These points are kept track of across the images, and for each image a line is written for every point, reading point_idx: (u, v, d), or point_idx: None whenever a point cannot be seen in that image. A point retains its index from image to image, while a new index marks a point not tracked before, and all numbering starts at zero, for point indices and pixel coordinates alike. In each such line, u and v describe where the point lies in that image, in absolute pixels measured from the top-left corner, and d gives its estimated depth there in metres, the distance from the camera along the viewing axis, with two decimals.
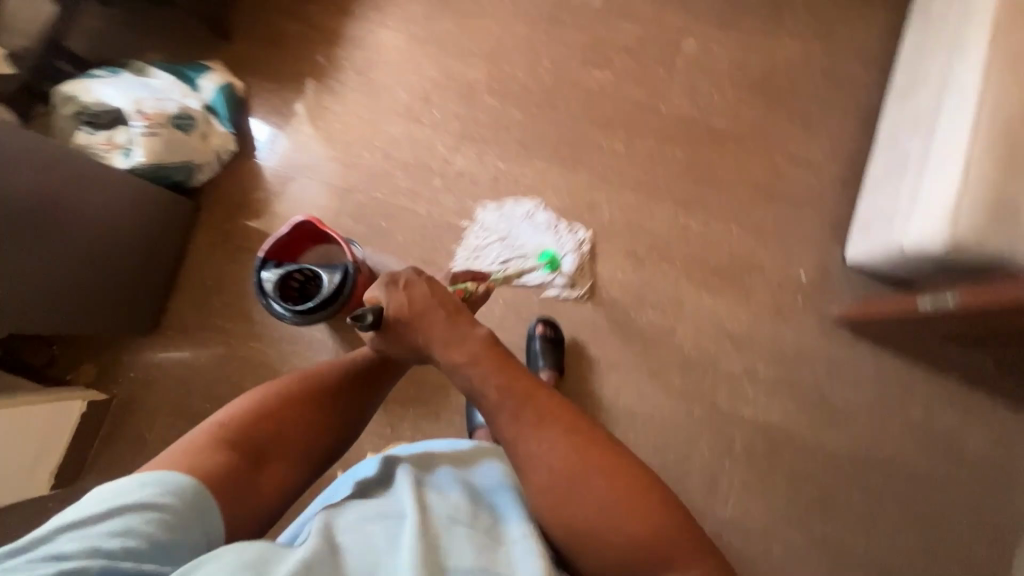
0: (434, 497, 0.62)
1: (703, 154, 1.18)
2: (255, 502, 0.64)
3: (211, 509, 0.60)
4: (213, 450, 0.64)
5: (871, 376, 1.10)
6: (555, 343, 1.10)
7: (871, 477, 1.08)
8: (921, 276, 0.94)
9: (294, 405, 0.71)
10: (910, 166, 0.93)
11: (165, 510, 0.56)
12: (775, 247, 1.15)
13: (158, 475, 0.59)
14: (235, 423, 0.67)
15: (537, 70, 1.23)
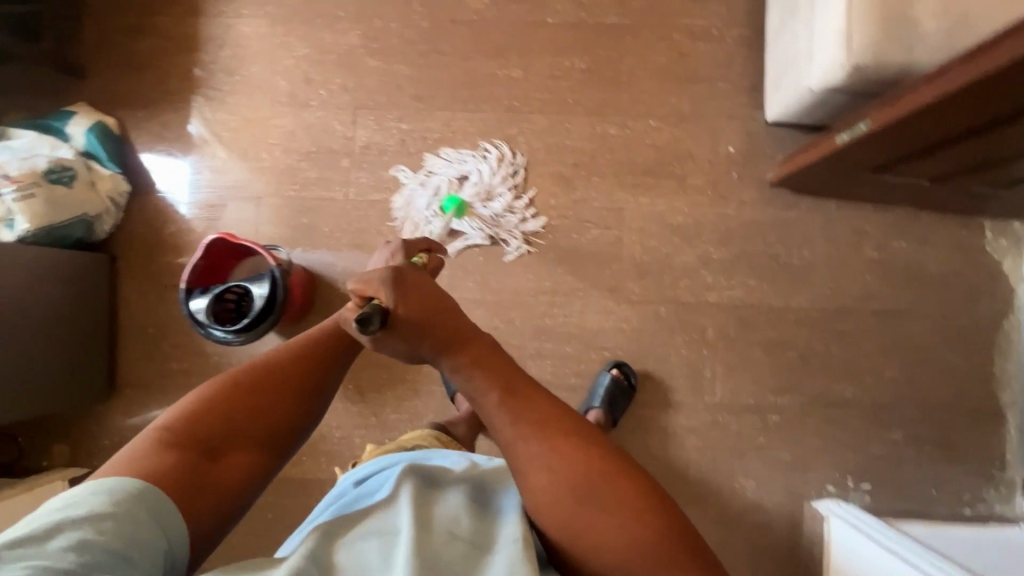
0: (439, 509, 0.59)
1: (603, 56, 1.13)
2: (210, 505, 0.59)
3: (171, 516, 0.55)
4: (158, 452, 0.58)
5: (819, 229, 1.10)
6: (625, 385, 1.08)
7: (843, 325, 1.10)
8: (839, 115, 0.93)
9: (243, 396, 0.64)
10: (800, 5, 0.89)
11: (122, 518, 0.51)
12: (697, 129, 1.12)
13: (109, 483, 0.54)
14: (183, 424, 0.61)
15: (410, 15, 1.16)
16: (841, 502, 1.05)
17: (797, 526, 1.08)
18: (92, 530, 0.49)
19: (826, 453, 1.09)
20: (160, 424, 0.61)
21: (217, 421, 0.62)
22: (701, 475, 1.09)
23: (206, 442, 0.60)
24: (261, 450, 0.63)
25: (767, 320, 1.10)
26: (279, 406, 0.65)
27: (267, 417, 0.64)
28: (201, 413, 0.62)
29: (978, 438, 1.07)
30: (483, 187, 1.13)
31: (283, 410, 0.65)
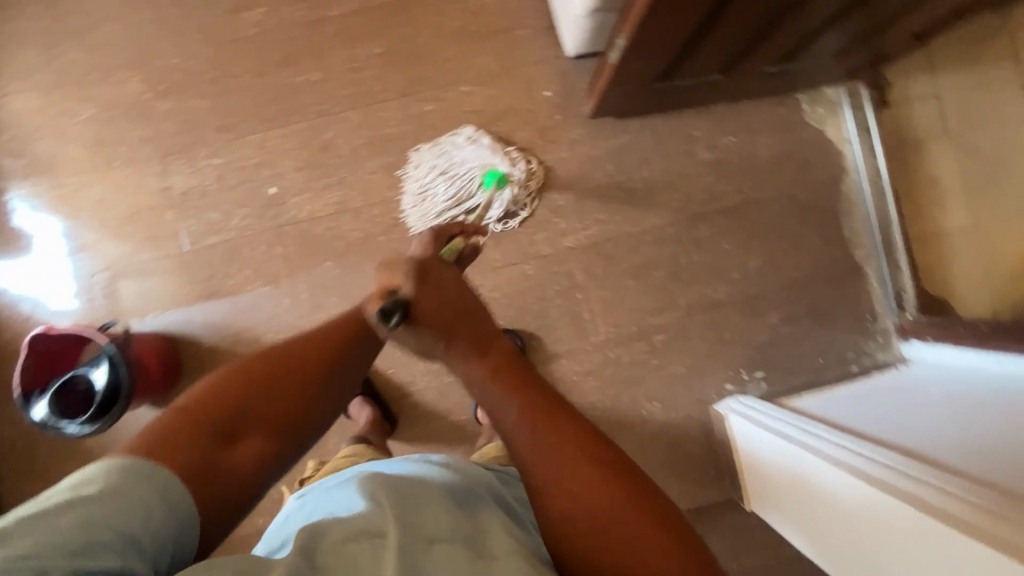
0: (422, 509, 0.53)
1: (398, 34, 1.11)
2: (215, 485, 0.53)
3: (185, 502, 0.50)
4: (161, 434, 0.53)
5: (651, 147, 1.12)
6: (517, 347, 1.09)
7: (699, 230, 1.13)
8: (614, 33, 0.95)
9: (276, 367, 0.60)
10: None
11: (138, 504, 0.46)
12: (509, 83, 1.11)
13: (125, 460, 0.49)
14: (209, 399, 0.57)
15: (189, 46, 1.10)
16: (737, 397, 1.09)
17: (709, 429, 1.12)
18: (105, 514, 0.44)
19: (717, 355, 1.12)
20: (190, 394, 0.57)
21: (259, 384, 0.58)
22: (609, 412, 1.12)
23: (231, 412, 0.56)
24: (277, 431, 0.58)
25: (628, 247, 1.12)
26: (314, 376, 0.61)
27: (296, 390, 0.60)
28: (253, 371, 0.59)
29: (846, 297, 1.13)
30: (416, 168, 1.10)
31: (313, 382, 0.61)
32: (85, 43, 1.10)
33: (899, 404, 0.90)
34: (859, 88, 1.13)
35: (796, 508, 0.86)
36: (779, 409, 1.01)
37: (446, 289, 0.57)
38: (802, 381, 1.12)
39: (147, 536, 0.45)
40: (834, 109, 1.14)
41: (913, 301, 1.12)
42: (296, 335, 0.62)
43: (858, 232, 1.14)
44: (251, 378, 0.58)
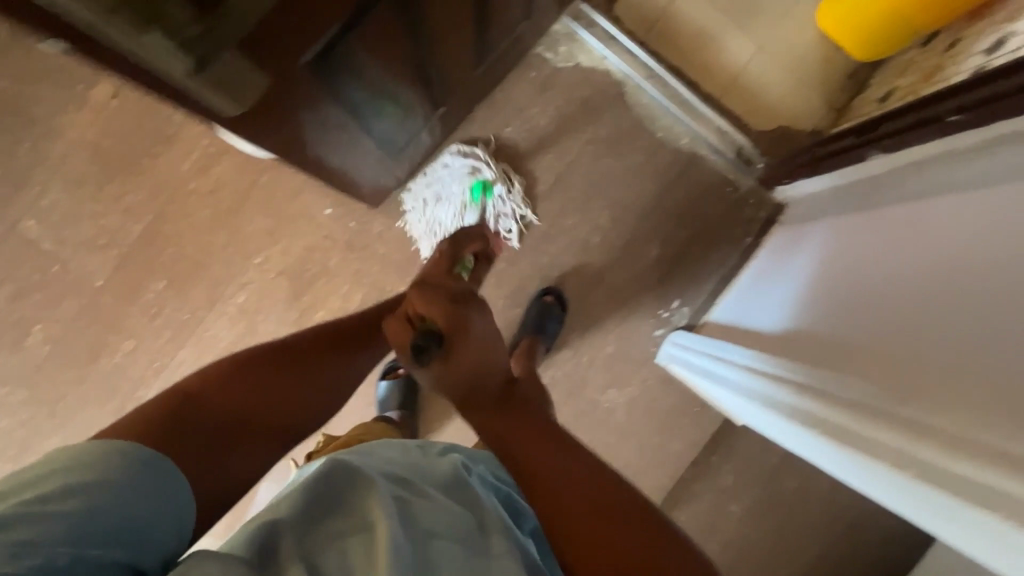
0: (423, 500, 0.45)
1: (168, 259, 1.07)
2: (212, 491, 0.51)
3: (183, 490, 0.46)
4: (178, 416, 0.51)
5: (449, 186, 1.09)
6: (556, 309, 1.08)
7: (540, 224, 1.11)
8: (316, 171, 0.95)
9: (268, 374, 0.60)
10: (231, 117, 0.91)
11: (135, 486, 0.42)
12: (290, 226, 1.07)
13: (119, 444, 0.44)
14: (214, 392, 0.56)
15: (5, 400, 1.06)
16: (670, 337, 1.08)
17: (669, 378, 1.13)
18: (99, 495, 0.40)
19: (631, 315, 1.12)
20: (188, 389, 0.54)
21: (239, 401, 0.57)
22: (579, 425, 1.13)
23: (233, 418, 0.56)
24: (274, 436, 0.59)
25: (492, 283, 1.10)
26: (302, 390, 0.63)
27: (295, 399, 0.62)
28: (231, 386, 0.57)
29: (700, 187, 1.11)
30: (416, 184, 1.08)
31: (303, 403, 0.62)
32: None
33: (811, 278, 0.81)
34: (580, 8, 1.07)
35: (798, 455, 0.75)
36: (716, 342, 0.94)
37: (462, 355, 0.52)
38: (716, 284, 1.11)
39: (147, 522, 0.42)
40: (574, 39, 1.09)
41: (755, 149, 1.10)
42: (251, 357, 0.61)
43: (672, 124, 1.11)
44: (239, 395, 0.57)
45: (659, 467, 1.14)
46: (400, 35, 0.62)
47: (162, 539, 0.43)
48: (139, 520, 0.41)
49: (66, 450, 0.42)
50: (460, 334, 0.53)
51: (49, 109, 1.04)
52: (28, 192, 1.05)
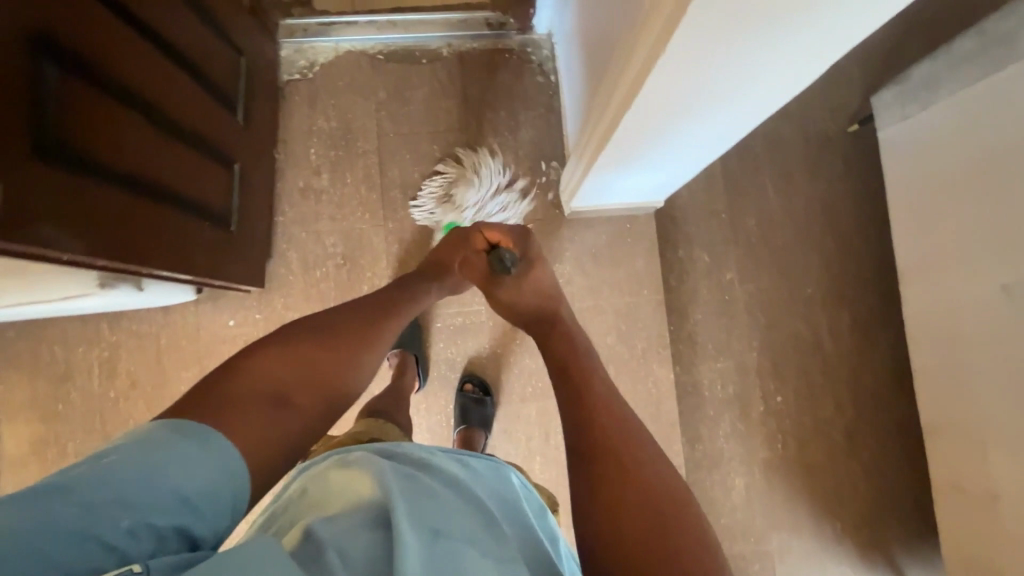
0: (439, 506, 0.53)
1: None
2: (275, 450, 0.55)
3: (243, 478, 0.50)
4: (251, 393, 0.55)
5: (306, 227, 1.13)
6: (478, 396, 1.11)
7: (398, 195, 1.15)
8: (177, 289, 0.94)
9: (317, 344, 0.63)
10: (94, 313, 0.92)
11: (208, 460, 0.48)
12: (213, 358, 1.10)
13: (169, 426, 0.48)
14: (278, 374, 0.59)
15: None
16: (575, 203, 1.11)
17: (590, 220, 1.17)
18: (163, 472, 0.44)
19: (522, 202, 1.17)
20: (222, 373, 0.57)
21: (292, 371, 0.60)
22: None
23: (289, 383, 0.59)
24: (326, 399, 0.61)
25: (401, 266, 1.14)
26: (343, 344, 0.66)
27: (343, 363, 0.65)
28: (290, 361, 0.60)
29: (487, 70, 1.19)
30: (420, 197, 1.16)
31: (348, 368, 0.65)
32: None
33: None
34: (288, 23, 1.15)
35: (742, 92, 0.71)
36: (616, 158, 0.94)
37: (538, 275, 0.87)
38: (559, 127, 1.18)
39: (205, 495, 0.46)
40: (305, 49, 1.17)
41: (499, 12, 1.17)
42: (295, 327, 0.65)
43: (425, 46, 1.18)
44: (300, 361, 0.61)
45: (643, 291, 1.17)
46: (100, 98, 0.62)
47: (214, 515, 0.47)
48: (198, 489, 0.46)
49: (141, 433, 0.47)
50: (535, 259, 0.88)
51: None
52: None
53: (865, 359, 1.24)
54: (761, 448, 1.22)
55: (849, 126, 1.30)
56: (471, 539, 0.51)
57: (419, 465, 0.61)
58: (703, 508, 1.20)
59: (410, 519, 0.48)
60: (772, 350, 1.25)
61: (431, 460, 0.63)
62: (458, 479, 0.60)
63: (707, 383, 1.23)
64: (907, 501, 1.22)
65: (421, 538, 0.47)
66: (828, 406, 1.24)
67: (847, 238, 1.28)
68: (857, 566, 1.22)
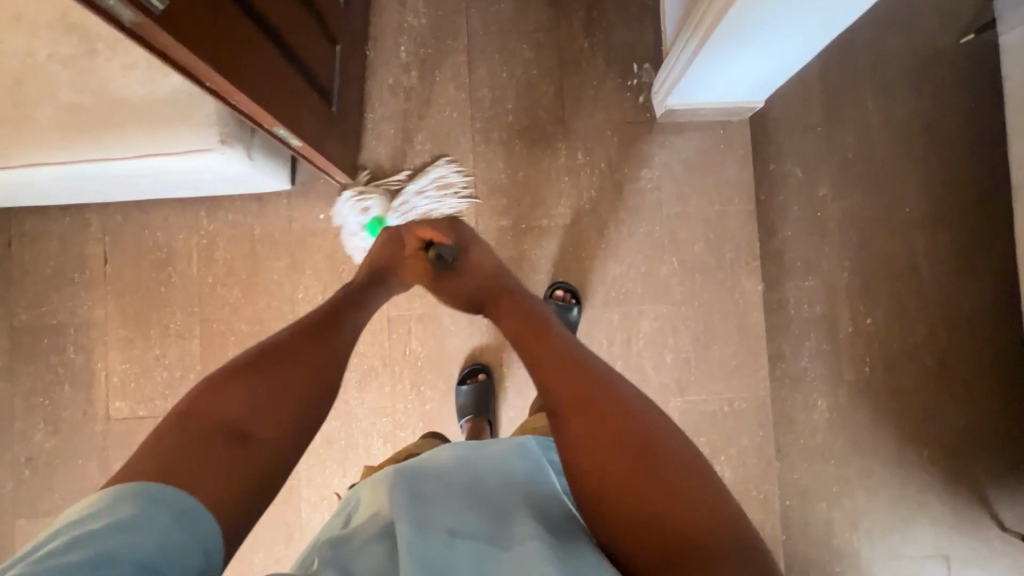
0: (449, 506, 0.55)
1: (235, 346, 1.12)
2: (241, 489, 0.51)
3: (211, 533, 0.46)
4: (202, 439, 0.52)
5: (394, 125, 1.14)
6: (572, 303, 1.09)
7: (485, 96, 1.14)
8: (272, 159, 0.97)
9: (260, 385, 0.59)
10: (197, 185, 0.95)
11: (159, 529, 0.43)
12: (302, 250, 1.12)
13: (131, 487, 0.45)
14: (217, 417, 0.55)
15: None
16: (670, 103, 1.08)
17: (681, 126, 1.14)
18: (111, 541, 0.40)
19: (611, 105, 1.14)
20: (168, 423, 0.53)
21: (238, 407, 0.56)
22: (644, 219, 1.13)
23: (244, 417, 0.56)
24: (284, 427, 0.58)
25: (486, 167, 1.13)
26: (292, 383, 0.62)
27: (297, 391, 0.62)
28: (235, 403, 0.56)
29: None
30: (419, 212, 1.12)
31: (297, 398, 0.61)
32: None
33: None
34: None
35: None
36: (720, 51, 0.89)
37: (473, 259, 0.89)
38: (652, 29, 1.14)
39: (165, 562, 0.42)
40: None
41: None
42: (241, 365, 0.61)
43: None
44: (249, 394, 0.58)
45: (733, 200, 1.13)
46: None
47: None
48: (163, 555, 0.42)
49: (90, 511, 0.42)
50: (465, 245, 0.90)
51: (74, 303, 1.12)
52: (103, 376, 1.11)
53: (964, 285, 1.18)
54: (847, 371, 1.18)
55: (961, 38, 1.21)
56: (489, 532, 0.52)
57: (434, 467, 0.64)
58: (783, 427, 1.17)
59: (413, 526, 0.51)
60: (863, 270, 1.19)
61: (448, 462, 0.65)
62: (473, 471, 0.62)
63: (793, 301, 1.19)
64: (1001, 431, 1.17)
65: (430, 540, 0.49)
66: (920, 332, 1.18)
67: (953, 157, 1.20)
68: (942, 494, 1.18)
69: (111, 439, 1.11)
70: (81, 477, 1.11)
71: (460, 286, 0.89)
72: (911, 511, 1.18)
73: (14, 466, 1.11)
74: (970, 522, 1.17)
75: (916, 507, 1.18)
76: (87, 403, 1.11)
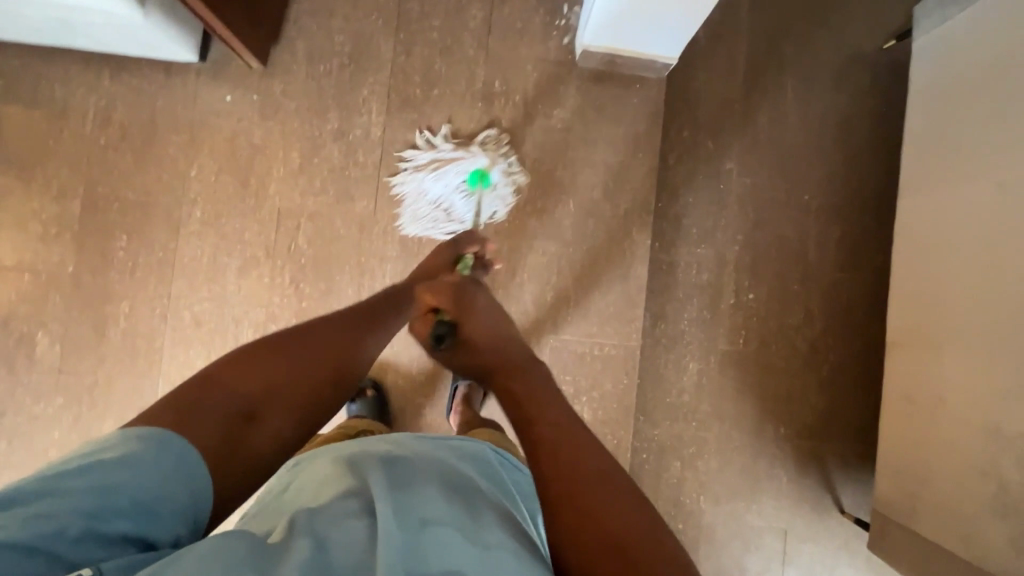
0: (420, 495, 0.50)
1: (117, 213, 1.10)
2: (238, 462, 0.50)
3: (206, 480, 0.46)
4: (219, 405, 0.50)
5: (318, 21, 1.13)
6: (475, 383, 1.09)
7: (413, 9, 1.14)
8: (173, 22, 0.96)
9: (288, 362, 0.57)
10: (91, 31, 0.94)
11: (159, 467, 0.43)
12: (203, 129, 1.11)
13: (138, 430, 0.45)
14: (244, 385, 0.53)
15: (52, 411, 1.08)
16: (586, 42, 1.11)
17: (600, 73, 1.16)
18: (115, 476, 0.41)
19: (535, 41, 1.15)
20: (202, 378, 0.52)
21: (264, 377, 0.55)
22: (548, 157, 1.15)
23: (265, 391, 0.54)
24: (311, 420, 0.58)
25: (403, 79, 1.14)
26: (327, 362, 0.60)
27: (329, 371, 0.60)
28: (268, 378, 0.55)
29: None
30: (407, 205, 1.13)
31: (326, 382, 0.60)
32: None
33: None
34: None
35: None
36: None
37: (476, 337, 0.60)
38: None
39: (156, 499, 0.42)
40: None
41: None
42: (283, 336, 0.59)
43: None
44: (290, 370, 0.57)
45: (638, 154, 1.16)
46: None
47: (178, 523, 0.43)
48: (159, 498, 0.42)
49: (107, 446, 0.43)
50: (468, 314, 0.61)
51: None
52: None
53: (843, 276, 1.23)
54: (722, 340, 1.22)
55: (884, 43, 1.26)
56: (463, 525, 0.48)
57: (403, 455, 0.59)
58: (653, 383, 1.20)
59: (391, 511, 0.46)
60: (754, 246, 1.23)
61: (411, 454, 0.61)
62: (436, 467, 0.58)
63: (683, 265, 1.22)
64: (854, 419, 1.22)
65: (408, 526, 0.45)
66: (797, 314, 1.23)
67: (857, 154, 1.25)
68: (791, 470, 1.22)
69: None
70: None
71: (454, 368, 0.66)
72: (758, 483, 1.22)
73: None
74: (812, 499, 1.22)
75: (765, 480, 1.22)
76: None
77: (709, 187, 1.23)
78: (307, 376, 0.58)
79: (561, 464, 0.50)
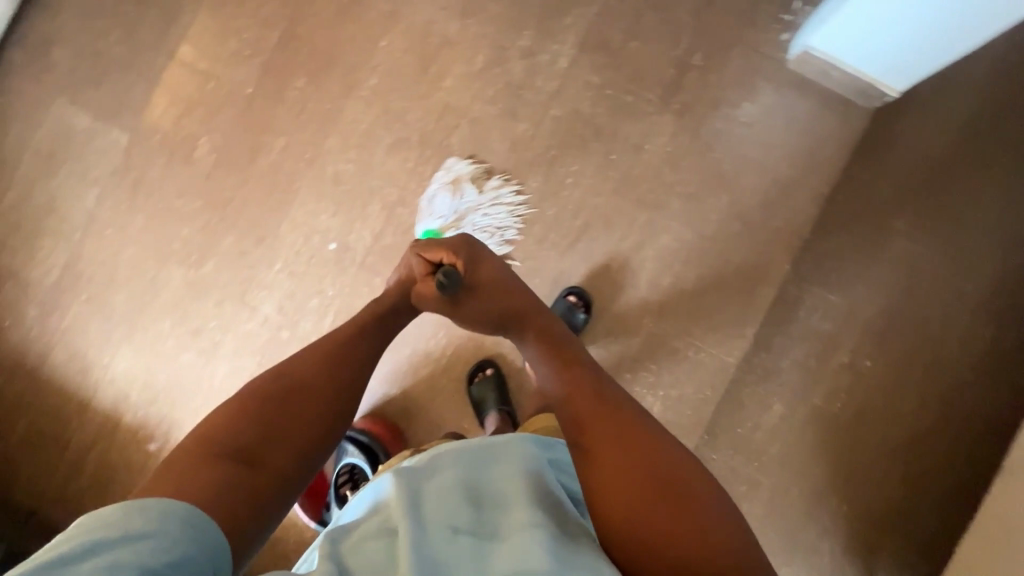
0: (442, 504, 0.57)
1: (305, 56, 1.15)
2: (244, 508, 0.54)
3: (215, 533, 0.50)
4: (211, 466, 0.55)
5: None
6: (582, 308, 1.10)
7: None
8: None
9: (270, 407, 0.63)
10: None
11: (160, 535, 0.46)
12: (407, 7, 1.15)
13: (136, 502, 0.48)
14: (229, 441, 0.58)
15: (186, 211, 1.16)
16: (805, 42, 1.06)
17: (803, 83, 1.11)
18: (122, 550, 0.44)
19: (749, 30, 1.11)
20: (191, 445, 0.57)
21: (252, 426, 0.60)
22: (717, 148, 1.11)
23: (257, 441, 0.60)
24: (304, 449, 0.63)
25: (606, 22, 1.12)
26: (308, 403, 0.65)
27: (311, 413, 0.65)
28: (253, 424, 0.60)
29: None
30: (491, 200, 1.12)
31: (313, 418, 0.65)
32: (122, 279, 1.16)
33: None
34: None
35: None
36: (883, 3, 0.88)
37: (477, 273, 0.83)
38: None
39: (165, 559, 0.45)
40: None
41: None
42: (263, 382, 0.65)
43: None
44: (271, 419, 0.62)
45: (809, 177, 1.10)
46: None
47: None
48: (168, 560, 0.45)
49: (108, 520, 0.46)
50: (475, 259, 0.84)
51: None
52: (187, 20, 1.18)
53: (977, 383, 1.12)
54: (818, 396, 1.14)
55: None
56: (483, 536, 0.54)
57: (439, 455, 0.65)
58: (730, 409, 1.15)
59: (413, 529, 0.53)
60: (891, 315, 1.13)
61: (451, 451, 0.66)
62: (467, 462, 0.63)
63: (809, 305, 1.14)
64: (928, 532, 1.11)
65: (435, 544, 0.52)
66: (908, 401, 1.13)
67: None
68: (839, 556, 1.13)
69: (163, 74, 1.18)
70: (123, 90, 1.18)
71: (477, 310, 0.82)
72: (799, 553, 1.14)
73: (78, 48, 1.19)
74: None
75: (806, 553, 1.14)
76: (162, 33, 1.18)
77: (867, 238, 1.14)
78: (289, 415, 0.63)
79: (607, 449, 0.60)
